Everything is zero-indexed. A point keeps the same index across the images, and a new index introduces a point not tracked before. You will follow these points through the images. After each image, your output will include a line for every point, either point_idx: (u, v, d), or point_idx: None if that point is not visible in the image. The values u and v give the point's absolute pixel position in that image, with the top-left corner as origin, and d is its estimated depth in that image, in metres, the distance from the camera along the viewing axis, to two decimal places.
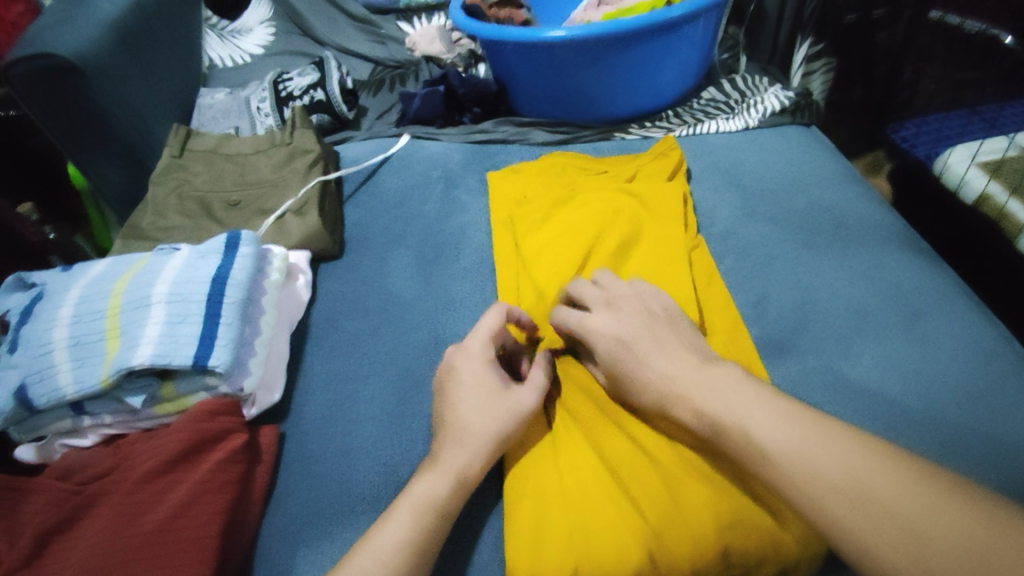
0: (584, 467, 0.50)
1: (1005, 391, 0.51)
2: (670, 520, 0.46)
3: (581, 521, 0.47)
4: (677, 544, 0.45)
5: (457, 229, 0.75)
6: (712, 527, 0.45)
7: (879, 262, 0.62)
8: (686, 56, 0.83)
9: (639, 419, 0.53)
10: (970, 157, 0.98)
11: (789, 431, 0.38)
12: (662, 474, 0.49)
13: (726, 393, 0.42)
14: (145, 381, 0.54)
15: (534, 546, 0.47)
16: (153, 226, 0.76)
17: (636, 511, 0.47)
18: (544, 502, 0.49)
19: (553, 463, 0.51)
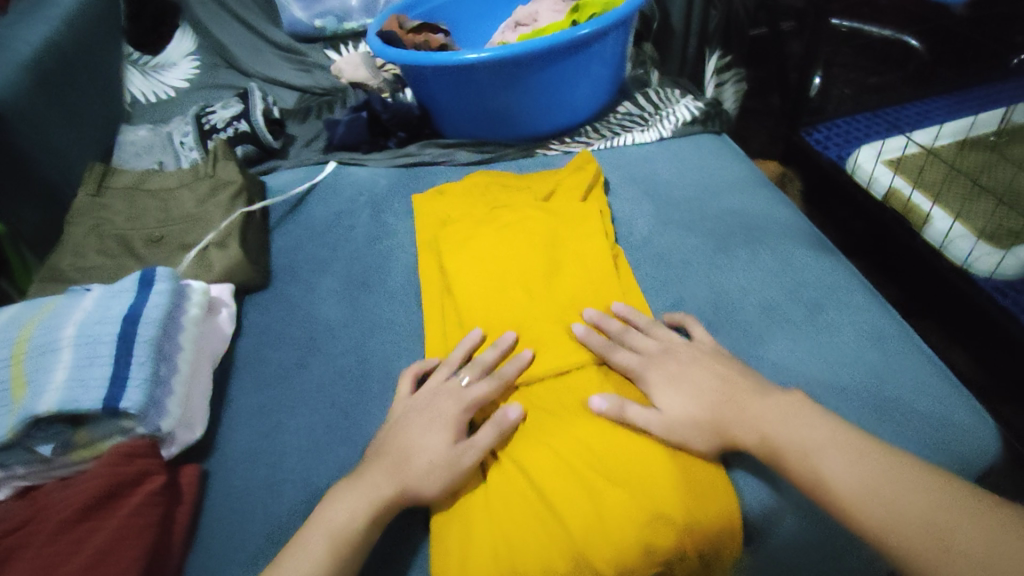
0: (509, 480, 0.51)
1: (897, 372, 0.54)
2: (591, 525, 0.47)
3: (506, 533, 0.47)
4: (599, 549, 0.46)
5: (384, 252, 0.75)
6: (635, 535, 0.46)
7: (784, 259, 0.65)
8: (598, 73, 0.86)
9: (561, 428, 0.53)
10: (875, 155, 1.06)
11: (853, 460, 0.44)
12: (584, 480, 0.49)
13: (795, 423, 0.47)
14: (55, 428, 0.53)
15: (460, 563, 0.47)
16: (71, 267, 0.74)
17: (558, 520, 0.47)
18: (471, 517, 0.49)
19: (479, 478, 0.52)
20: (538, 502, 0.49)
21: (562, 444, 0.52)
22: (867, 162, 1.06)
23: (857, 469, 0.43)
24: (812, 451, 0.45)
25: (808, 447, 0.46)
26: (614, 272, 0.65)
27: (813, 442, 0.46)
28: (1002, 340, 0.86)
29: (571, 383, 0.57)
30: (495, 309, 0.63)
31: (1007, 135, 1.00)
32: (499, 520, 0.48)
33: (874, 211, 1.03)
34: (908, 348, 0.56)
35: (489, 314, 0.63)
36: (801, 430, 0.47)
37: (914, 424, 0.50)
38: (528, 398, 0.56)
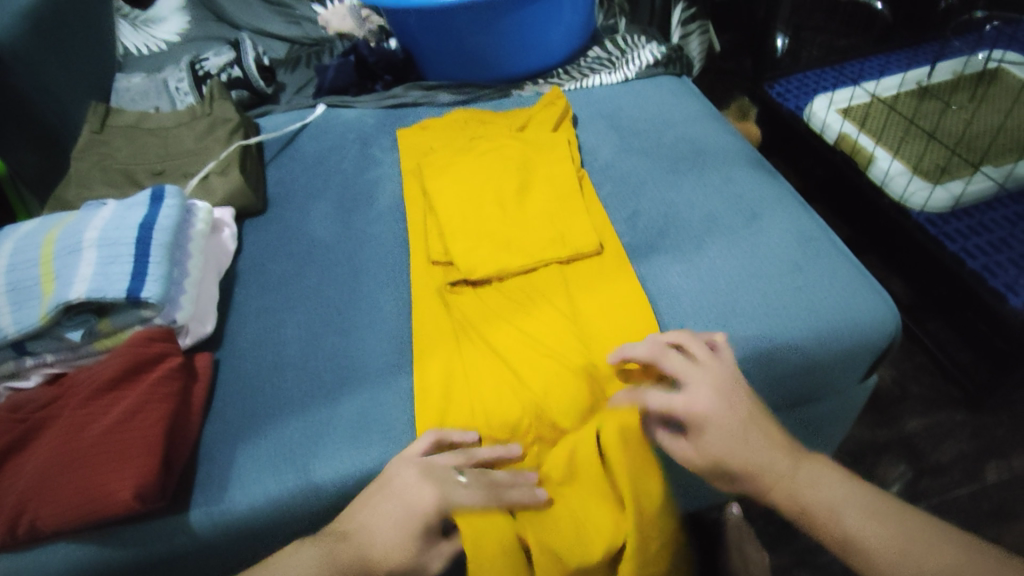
0: (484, 354, 0.60)
1: (816, 265, 0.63)
2: (551, 387, 0.57)
3: (479, 393, 0.57)
4: (555, 406, 0.56)
5: (372, 180, 0.82)
6: (583, 396, 0.56)
7: (728, 178, 0.73)
8: (569, 19, 0.93)
9: (528, 314, 0.62)
10: (827, 105, 1.14)
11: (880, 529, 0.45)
12: (546, 353, 0.59)
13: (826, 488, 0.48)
14: (83, 317, 0.59)
15: (440, 414, 0.57)
16: (81, 196, 0.80)
17: (523, 384, 0.57)
18: (451, 381, 0.59)
19: (458, 348, 0.60)
20: (506, 373, 0.58)
21: (526, 328, 0.61)
22: (820, 111, 1.14)
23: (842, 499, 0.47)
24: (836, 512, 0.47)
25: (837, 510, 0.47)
26: (578, 191, 0.73)
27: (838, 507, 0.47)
28: (932, 266, 0.95)
29: (536, 278, 0.65)
30: (473, 222, 0.71)
31: (938, 83, 1.11)
32: (473, 387, 0.58)
33: (825, 155, 1.11)
34: (829, 248, 0.65)
35: (468, 226, 0.71)
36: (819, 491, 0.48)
37: (824, 307, 0.60)
38: (499, 291, 0.65)
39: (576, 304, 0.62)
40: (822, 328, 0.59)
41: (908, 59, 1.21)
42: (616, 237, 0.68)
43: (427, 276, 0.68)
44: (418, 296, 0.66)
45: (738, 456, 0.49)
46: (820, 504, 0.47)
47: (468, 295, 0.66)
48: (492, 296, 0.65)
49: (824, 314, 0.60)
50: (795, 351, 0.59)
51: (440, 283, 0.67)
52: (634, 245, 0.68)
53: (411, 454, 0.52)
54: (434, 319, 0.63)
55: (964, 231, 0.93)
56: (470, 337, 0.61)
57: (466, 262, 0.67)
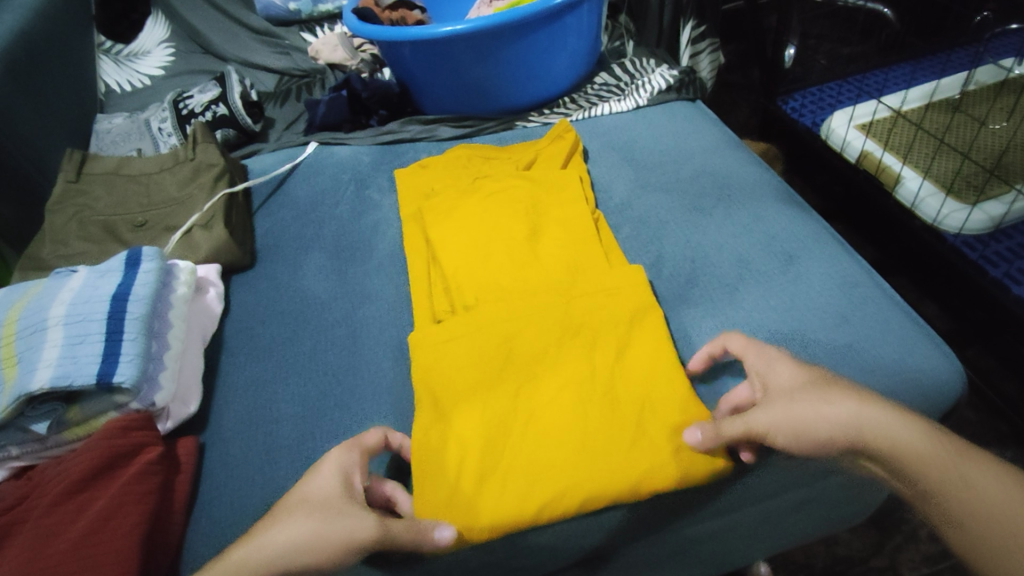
0: (504, 426, 0.53)
1: (867, 313, 0.57)
2: (580, 464, 0.50)
3: (501, 470, 0.51)
4: (588, 484, 0.49)
5: (370, 227, 0.76)
6: (631, 462, 0.50)
7: (757, 216, 0.67)
8: (574, 44, 0.88)
9: (549, 379, 0.56)
10: (847, 120, 1.07)
11: (995, 486, 0.40)
12: (575, 420, 0.52)
13: (918, 441, 0.42)
14: (49, 406, 0.53)
15: (451, 495, 0.50)
16: (55, 254, 0.74)
17: (549, 458, 0.51)
18: (467, 455, 0.52)
19: (479, 409, 0.55)
20: (534, 448, 0.51)
21: (547, 393, 0.55)
22: (840, 127, 1.08)
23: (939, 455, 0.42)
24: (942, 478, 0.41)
25: (930, 459, 0.41)
26: (596, 238, 0.67)
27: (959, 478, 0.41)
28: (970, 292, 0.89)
29: (552, 331, 0.59)
30: (484, 279, 0.65)
31: (968, 97, 1.05)
32: (501, 466, 0.51)
33: (846, 174, 1.06)
34: (878, 294, 0.59)
35: (478, 284, 0.65)
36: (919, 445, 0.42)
37: (880, 363, 0.53)
38: (508, 347, 0.58)
39: (607, 365, 0.56)
40: (882, 388, 0.52)
41: (939, 67, 1.13)
42: (647, 288, 0.61)
43: (429, 333, 0.60)
44: (422, 359, 0.59)
45: (858, 428, 0.43)
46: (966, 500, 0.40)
47: (474, 352, 0.58)
48: (505, 356, 0.58)
49: (881, 371, 0.53)
50: None
51: (443, 338, 0.60)
52: (660, 295, 0.62)
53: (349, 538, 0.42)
54: (443, 376, 0.57)
55: (1005, 254, 0.87)
56: (485, 408, 0.55)
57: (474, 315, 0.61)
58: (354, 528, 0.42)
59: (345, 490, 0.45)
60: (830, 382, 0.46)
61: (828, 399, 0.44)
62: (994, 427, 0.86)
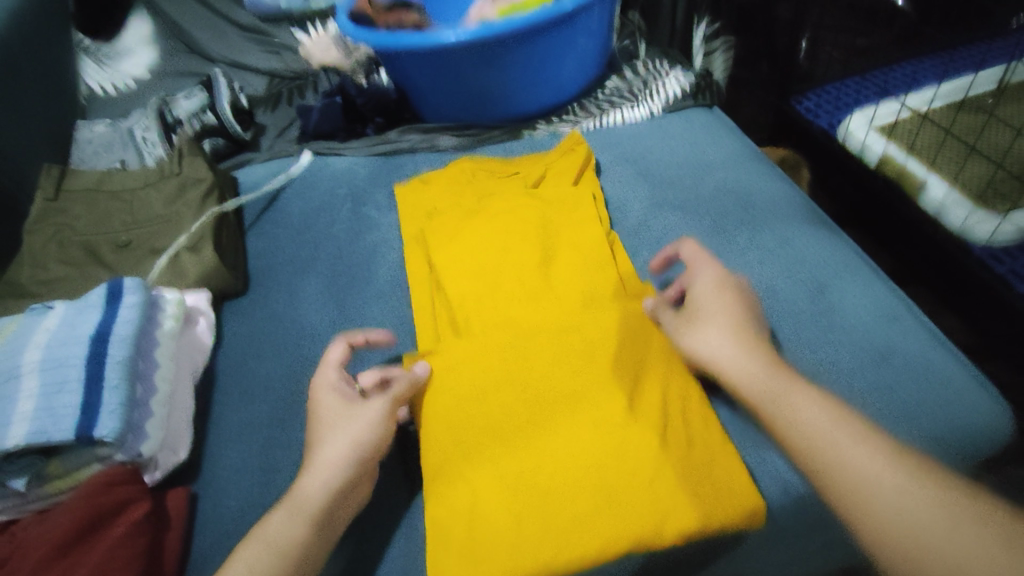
0: (513, 468, 0.49)
1: (908, 349, 0.53)
2: (600, 512, 0.46)
3: (516, 522, 0.47)
4: (611, 533, 0.45)
5: (369, 248, 0.72)
6: (655, 509, 0.46)
7: (785, 239, 0.63)
8: (584, 46, 0.83)
9: (562, 416, 0.51)
10: (869, 122, 1.02)
11: (881, 462, 0.39)
12: (592, 461, 0.48)
13: (810, 406, 0.43)
14: (28, 460, 0.49)
15: (466, 554, 0.46)
16: (33, 279, 0.69)
17: (566, 505, 0.47)
18: (478, 507, 0.48)
19: (489, 455, 0.50)
20: (547, 492, 0.48)
21: (558, 429, 0.51)
22: (858, 127, 1.02)
23: (831, 422, 0.42)
24: (826, 440, 0.41)
25: (821, 429, 0.42)
26: (612, 261, 0.63)
27: (833, 440, 0.41)
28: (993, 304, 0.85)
29: (563, 361, 0.54)
30: (490, 306, 0.61)
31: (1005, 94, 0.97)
32: (514, 517, 0.47)
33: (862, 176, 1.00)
34: (916, 328, 0.55)
35: (484, 311, 0.61)
36: (805, 407, 0.43)
37: (924, 405, 0.49)
38: (514, 379, 0.54)
39: (625, 397, 0.51)
40: (926, 437, 0.48)
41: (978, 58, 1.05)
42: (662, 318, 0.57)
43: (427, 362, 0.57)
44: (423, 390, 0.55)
45: (731, 364, 0.48)
46: (813, 429, 0.42)
47: (478, 385, 0.54)
48: (513, 391, 0.53)
49: (924, 414, 0.49)
50: None
51: (445, 371, 0.56)
52: None
53: (367, 434, 0.48)
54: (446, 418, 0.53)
55: None
56: (495, 450, 0.50)
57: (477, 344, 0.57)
58: (369, 414, 0.49)
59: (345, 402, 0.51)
60: (739, 311, 0.51)
61: (714, 329, 0.50)
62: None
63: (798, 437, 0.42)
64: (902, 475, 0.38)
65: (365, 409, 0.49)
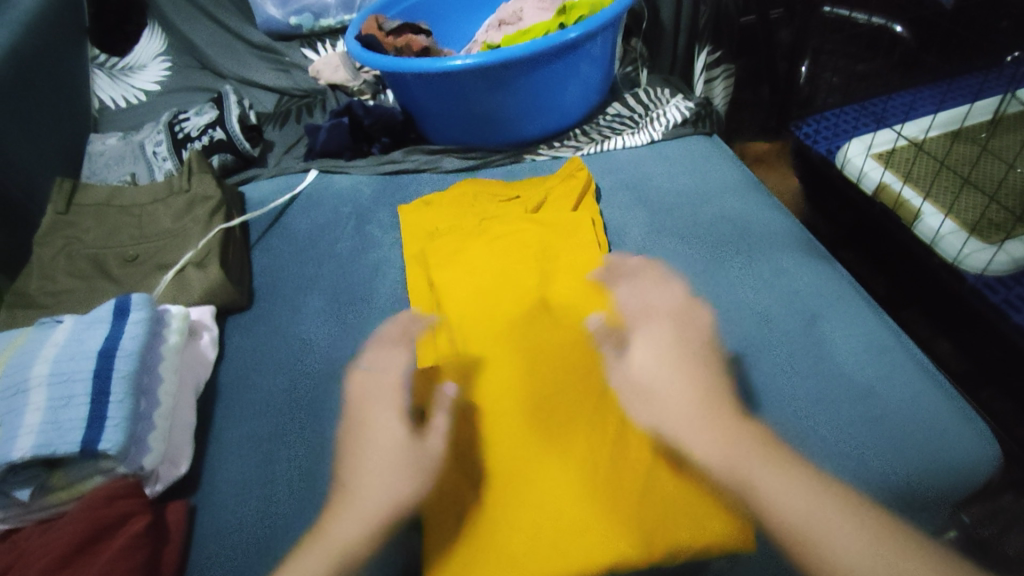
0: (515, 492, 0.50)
1: (897, 381, 0.54)
2: (588, 543, 0.46)
3: (505, 554, 0.46)
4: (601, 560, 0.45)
5: (371, 267, 0.73)
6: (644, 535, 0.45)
7: (779, 269, 0.65)
8: (587, 72, 0.85)
9: (548, 446, 0.52)
10: (865, 150, 0.94)
11: (858, 540, 0.40)
12: (577, 491, 0.49)
13: (769, 475, 0.43)
14: (32, 471, 0.50)
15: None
16: (41, 290, 0.70)
17: (553, 536, 0.47)
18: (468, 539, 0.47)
19: (474, 487, 0.50)
20: (536, 522, 0.48)
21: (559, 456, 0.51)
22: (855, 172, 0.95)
23: (798, 493, 0.42)
24: (791, 514, 0.42)
25: (784, 503, 0.42)
26: None
27: (799, 512, 0.41)
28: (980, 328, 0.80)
29: (551, 390, 0.55)
30: (493, 326, 0.62)
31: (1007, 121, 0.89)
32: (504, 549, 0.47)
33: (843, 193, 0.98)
34: (906, 360, 0.56)
35: (487, 331, 0.62)
36: (768, 478, 0.43)
37: (910, 436, 0.50)
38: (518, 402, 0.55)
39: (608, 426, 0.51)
40: (912, 469, 0.49)
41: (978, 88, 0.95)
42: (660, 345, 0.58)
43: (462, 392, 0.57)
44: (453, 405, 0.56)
45: (682, 429, 0.46)
46: (770, 505, 0.42)
47: (465, 415, 0.55)
48: (521, 414, 0.55)
49: (911, 446, 0.50)
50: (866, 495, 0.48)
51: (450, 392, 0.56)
52: None
53: (427, 472, 0.49)
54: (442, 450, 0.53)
55: None
56: (482, 482, 0.51)
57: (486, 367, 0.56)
58: (431, 451, 0.50)
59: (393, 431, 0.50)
60: (691, 366, 0.49)
61: (667, 391, 0.48)
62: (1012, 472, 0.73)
63: (762, 511, 0.42)
64: (877, 548, 0.40)
65: (430, 445, 0.50)
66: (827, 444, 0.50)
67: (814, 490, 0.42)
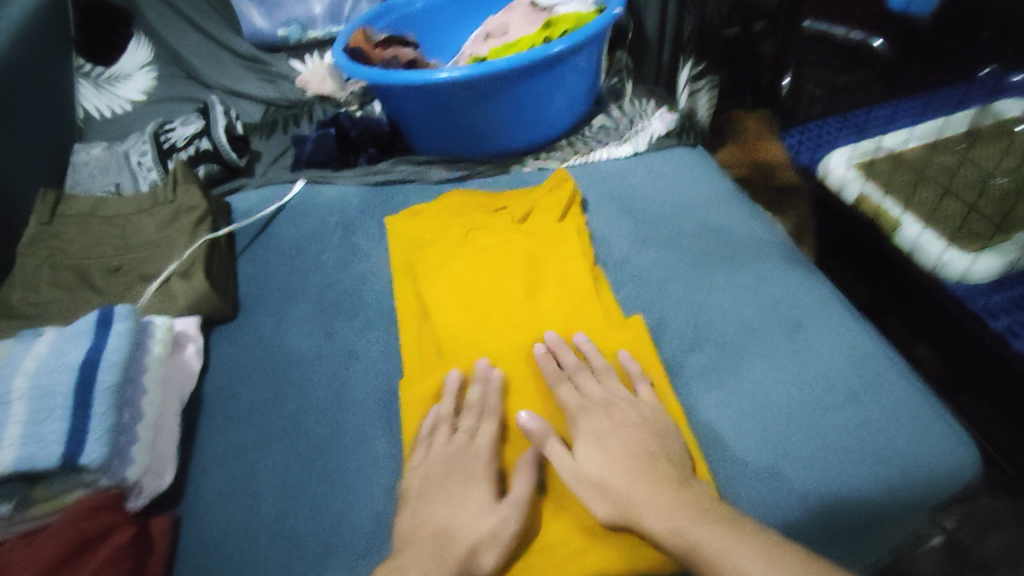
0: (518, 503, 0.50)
1: (878, 388, 0.55)
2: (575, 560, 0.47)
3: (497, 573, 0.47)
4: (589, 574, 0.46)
5: (358, 277, 0.73)
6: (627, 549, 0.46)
7: (762, 278, 0.66)
8: (573, 85, 0.86)
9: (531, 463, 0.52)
10: (847, 160, 0.95)
11: None
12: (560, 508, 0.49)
13: (708, 530, 0.41)
14: (9, 488, 0.49)
15: None
16: (21, 301, 0.69)
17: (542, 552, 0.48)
18: None
19: None
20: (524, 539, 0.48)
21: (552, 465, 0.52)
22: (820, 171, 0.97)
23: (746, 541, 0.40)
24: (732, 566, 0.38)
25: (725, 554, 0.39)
26: (595, 295, 0.65)
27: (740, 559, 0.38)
28: (957, 337, 0.81)
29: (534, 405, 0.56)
30: (482, 338, 0.62)
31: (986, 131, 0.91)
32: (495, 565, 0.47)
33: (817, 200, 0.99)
34: (887, 367, 0.57)
35: (476, 344, 0.62)
36: (709, 531, 0.41)
37: (889, 443, 0.51)
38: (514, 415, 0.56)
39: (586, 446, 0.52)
40: (891, 475, 0.49)
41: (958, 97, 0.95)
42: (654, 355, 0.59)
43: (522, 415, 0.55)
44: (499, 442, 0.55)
45: (632, 503, 0.45)
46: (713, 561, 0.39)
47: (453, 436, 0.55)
48: (514, 428, 0.56)
49: (891, 451, 0.51)
50: (844, 499, 0.48)
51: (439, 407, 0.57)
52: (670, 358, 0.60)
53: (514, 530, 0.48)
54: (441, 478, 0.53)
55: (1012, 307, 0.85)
56: None
57: (466, 412, 0.55)
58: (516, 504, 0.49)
59: (471, 494, 0.49)
60: (637, 448, 0.49)
61: (617, 473, 0.47)
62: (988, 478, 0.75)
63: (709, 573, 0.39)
64: None
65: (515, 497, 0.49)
66: (808, 450, 0.51)
67: (758, 538, 0.40)
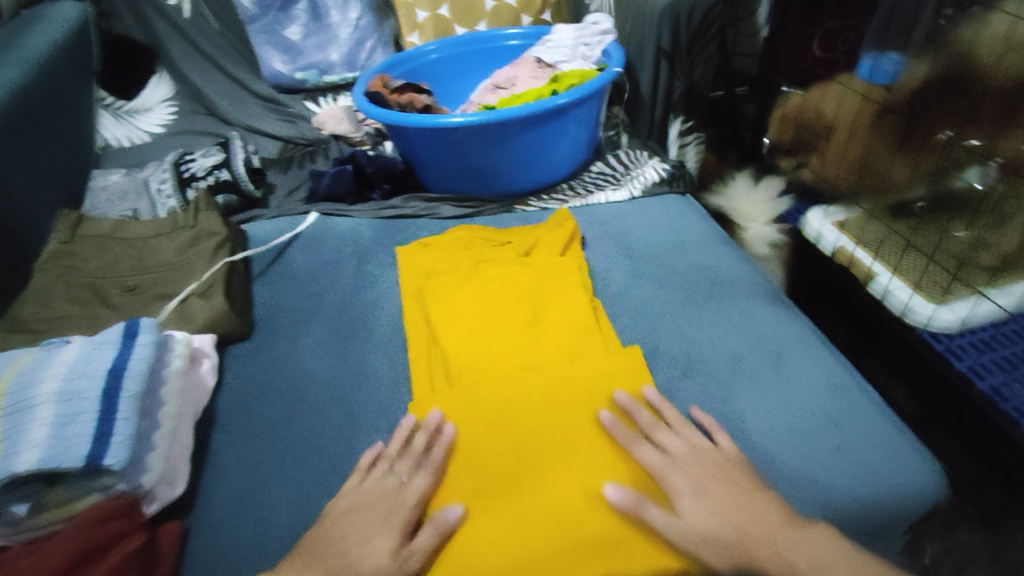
0: (491, 516, 0.52)
1: (856, 416, 0.59)
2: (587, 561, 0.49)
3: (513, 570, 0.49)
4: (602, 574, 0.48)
5: (369, 303, 0.77)
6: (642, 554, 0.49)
7: (748, 314, 0.71)
8: (575, 134, 0.93)
9: (542, 475, 0.55)
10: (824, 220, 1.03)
11: None
12: (572, 513, 0.52)
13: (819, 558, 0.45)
14: (28, 488, 0.50)
15: None
16: (40, 315, 0.71)
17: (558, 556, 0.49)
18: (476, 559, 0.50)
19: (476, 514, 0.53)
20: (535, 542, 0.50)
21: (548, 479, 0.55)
22: (730, 202, 1.13)
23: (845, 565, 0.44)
24: None
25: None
26: (595, 327, 0.69)
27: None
28: (928, 378, 0.87)
29: (545, 421, 0.59)
30: (485, 362, 0.66)
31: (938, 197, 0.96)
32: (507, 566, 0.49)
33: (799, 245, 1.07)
34: (864, 398, 0.61)
35: (480, 366, 0.66)
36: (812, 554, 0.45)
37: (866, 467, 0.55)
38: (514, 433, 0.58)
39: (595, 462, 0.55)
40: (867, 497, 0.53)
41: None
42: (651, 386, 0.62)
43: (456, 500, 0.54)
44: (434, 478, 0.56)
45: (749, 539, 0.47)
46: None
47: (467, 450, 0.58)
48: (522, 441, 0.58)
49: (867, 474, 0.54)
50: (828, 517, 0.52)
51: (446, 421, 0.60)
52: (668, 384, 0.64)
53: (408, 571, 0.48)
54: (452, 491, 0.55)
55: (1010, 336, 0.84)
56: (486, 509, 0.53)
57: (407, 460, 0.56)
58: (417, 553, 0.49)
59: (376, 534, 0.50)
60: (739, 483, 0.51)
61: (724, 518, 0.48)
62: (959, 508, 0.76)
63: None
64: None
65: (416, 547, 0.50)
66: (793, 472, 0.55)
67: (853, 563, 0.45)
